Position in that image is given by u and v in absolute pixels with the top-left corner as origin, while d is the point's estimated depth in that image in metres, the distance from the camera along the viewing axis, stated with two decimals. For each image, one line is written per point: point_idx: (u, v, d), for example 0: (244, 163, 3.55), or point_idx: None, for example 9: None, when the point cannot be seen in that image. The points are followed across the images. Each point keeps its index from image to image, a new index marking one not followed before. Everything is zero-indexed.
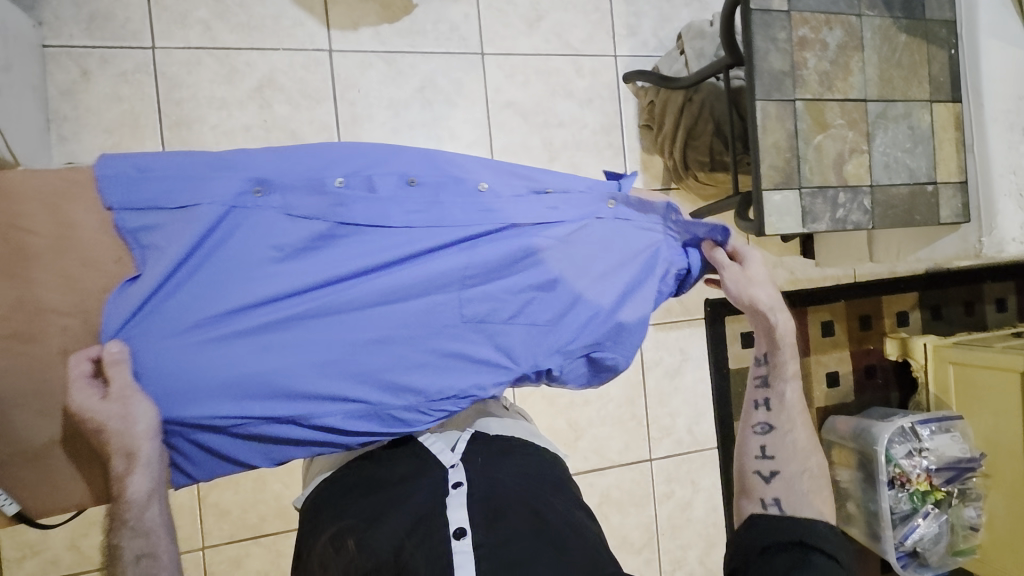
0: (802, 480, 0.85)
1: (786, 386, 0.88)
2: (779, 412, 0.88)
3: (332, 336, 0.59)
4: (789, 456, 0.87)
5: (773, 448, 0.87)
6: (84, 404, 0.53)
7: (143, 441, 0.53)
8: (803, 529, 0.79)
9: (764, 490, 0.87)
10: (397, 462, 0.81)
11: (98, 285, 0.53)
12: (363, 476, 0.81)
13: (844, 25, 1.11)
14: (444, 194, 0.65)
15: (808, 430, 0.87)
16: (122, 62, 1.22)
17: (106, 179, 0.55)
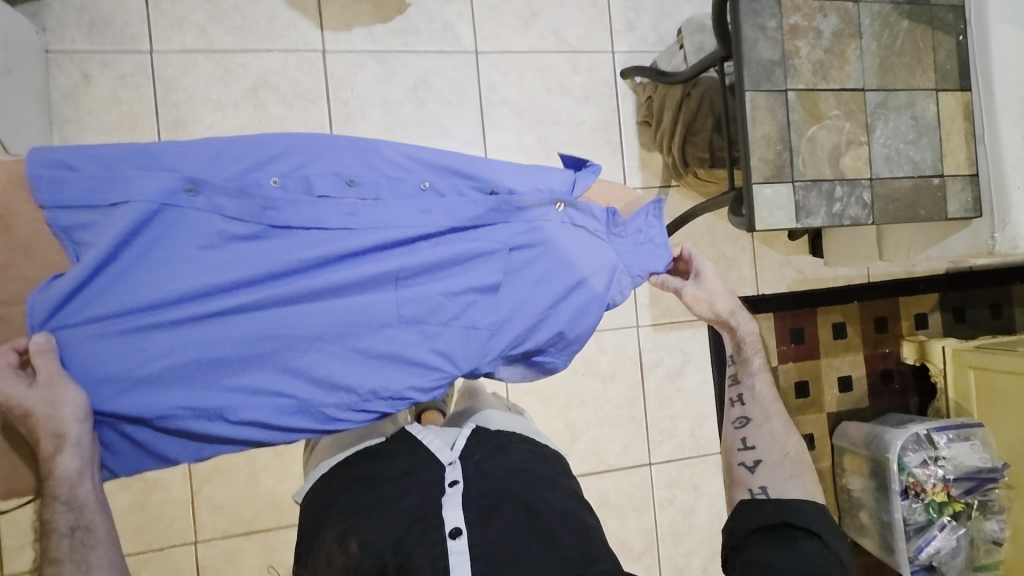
0: (783, 467, 0.87)
1: (754, 379, 0.94)
2: (753, 404, 0.93)
3: (264, 333, 0.62)
4: (769, 445, 0.89)
5: (753, 438, 0.90)
6: (12, 390, 0.58)
7: (70, 424, 0.58)
8: (790, 509, 0.80)
9: (750, 480, 0.88)
10: (393, 461, 0.76)
11: (35, 272, 0.58)
12: (359, 475, 0.76)
13: (840, 12, 1.07)
14: (382, 194, 0.66)
15: (783, 421, 0.91)
16: (121, 65, 1.26)
17: (37, 177, 0.57)
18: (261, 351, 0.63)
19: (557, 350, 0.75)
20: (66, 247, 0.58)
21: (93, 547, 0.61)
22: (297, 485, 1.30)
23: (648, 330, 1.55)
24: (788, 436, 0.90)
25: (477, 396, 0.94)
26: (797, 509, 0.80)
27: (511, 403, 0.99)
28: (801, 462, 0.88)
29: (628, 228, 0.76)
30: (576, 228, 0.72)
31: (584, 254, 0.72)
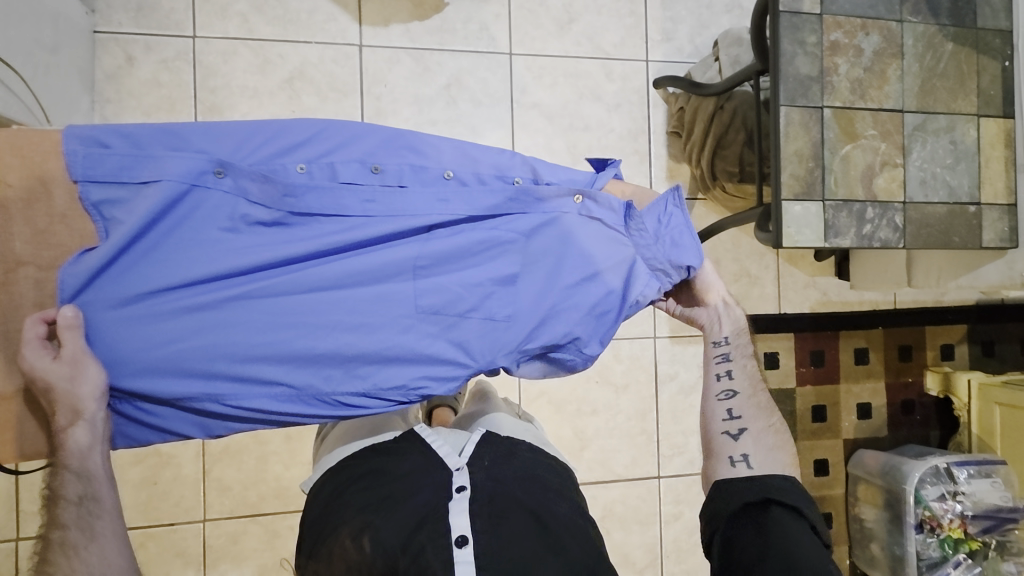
0: (766, 437, 0.84)
1: (743, 356, 0.88)
2: (740, 377, 0.87)
3: (282, 316, 0.63)
4: (755, 415, 0.86)
5: (741, 408, 0.86)
6: (36, 360, 0.58)
7: (88, 401, 0.59)
8: (768, 485, 0.78)
9: (733, 448, 0.84)
10: (402, 458, 0.74)
11: (70, 242, 0.58)
12: (367, 468, 0.74)
13: (883, 31, 1.05)
14: (406, 182, 0.66)
15: (765, 393, 0.88)
16: (163, 49, 1.29)
17: (72, 153, 0.58)
18: (279, 334, 0.63)
19: (575, 348, 0.72)
20: (95, 221, 0.59)
21: (97, 517, 0.61)
22: (304, 472, 1.31)
23: (664, 342, 1.53)
24: (769, 411, 0.87)
25: (487, 397, 0.93)
26: (774, 485, 0.78)
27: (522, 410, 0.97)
28: (780, 435, 0.86)
29: (647, 219, 0.72)
30: (592, 221, 0.71)
31: (598, 249, 0.71)
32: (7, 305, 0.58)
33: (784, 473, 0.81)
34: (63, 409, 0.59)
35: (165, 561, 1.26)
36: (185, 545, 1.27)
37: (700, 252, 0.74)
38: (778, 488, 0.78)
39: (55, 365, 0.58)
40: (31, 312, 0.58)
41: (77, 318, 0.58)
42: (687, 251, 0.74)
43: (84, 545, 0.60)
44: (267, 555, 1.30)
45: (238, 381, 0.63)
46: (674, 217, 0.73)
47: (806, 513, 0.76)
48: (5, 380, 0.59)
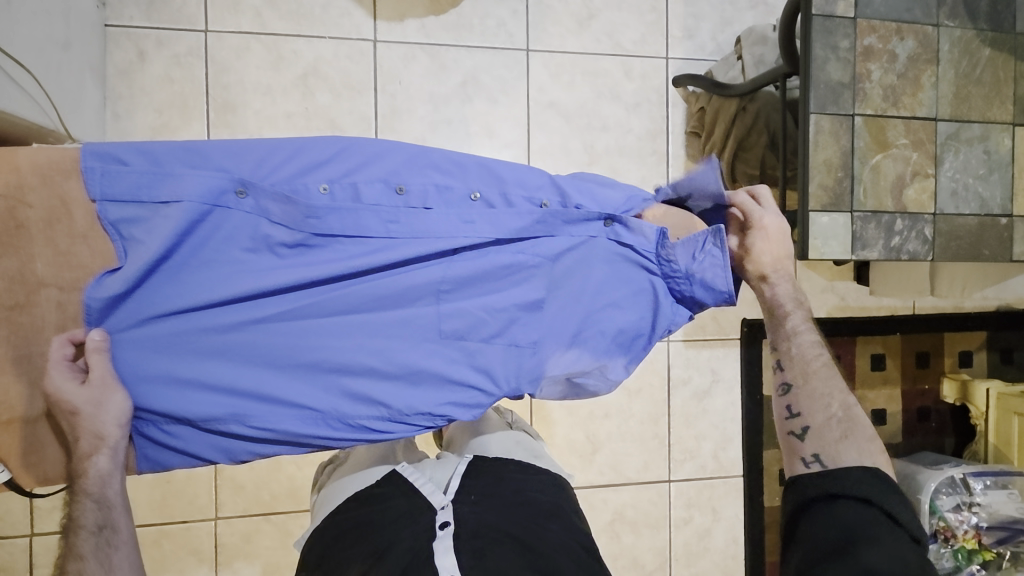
0: (836, 426, 0.72)
1: (798, 335, 0.76)
2: (795, 365, 0.76)
3: (304, 339, 0.62)
4: (813, 405, 0.74)
5: (799, 403, 0.75)
6: (60, 383, 0.57)
7: (111, 428, 0.58)
8: (834, 477, 0.68)
9: (802, 448, 0.73)
10: (387, 506, 0.72)
11: (90, 264, 0.57)
12: (352, 524, 0.71)
13: (918, 35, 1.02)
14: (431, 203, 0.64)
15: (827, 374, 0.75)
16: (175, 44, 1.27)
17: (91, 171, 0.56)
18: (304, 356, 0.62)
19: (598, 374, 0.72)
20: (114, 241, 0.57)
21: (116, 548, 0.61)
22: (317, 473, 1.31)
23: (679, 346, 1.52)
24: (836, 388, 0.75)
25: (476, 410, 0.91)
26: (841, 477, 0.68)
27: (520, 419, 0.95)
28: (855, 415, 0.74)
29: (679, 251, 0.68)
30: (621, 247, 0.69)
31: (625, 276, 0.69)
32: (29, 327, 0.56)
33: (863, 461, 0.69)
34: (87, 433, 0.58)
35: (179, 558, 1.26)
36: (197, 545, 1.27)
37: (731, 281, 0.67)
38: (849, 480, 0.67)
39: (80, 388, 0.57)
40: (54, 334, 0.57)
41: (102, 339, 0.57)
42: (717, 289, 0.68)
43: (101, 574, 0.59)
44: (279, 554, 1.30)
45: (259, 404, 0.62)
46: (709, 253, 0.68)
47: (880, 503, 0.65)
48: (23, 406, 0.58)
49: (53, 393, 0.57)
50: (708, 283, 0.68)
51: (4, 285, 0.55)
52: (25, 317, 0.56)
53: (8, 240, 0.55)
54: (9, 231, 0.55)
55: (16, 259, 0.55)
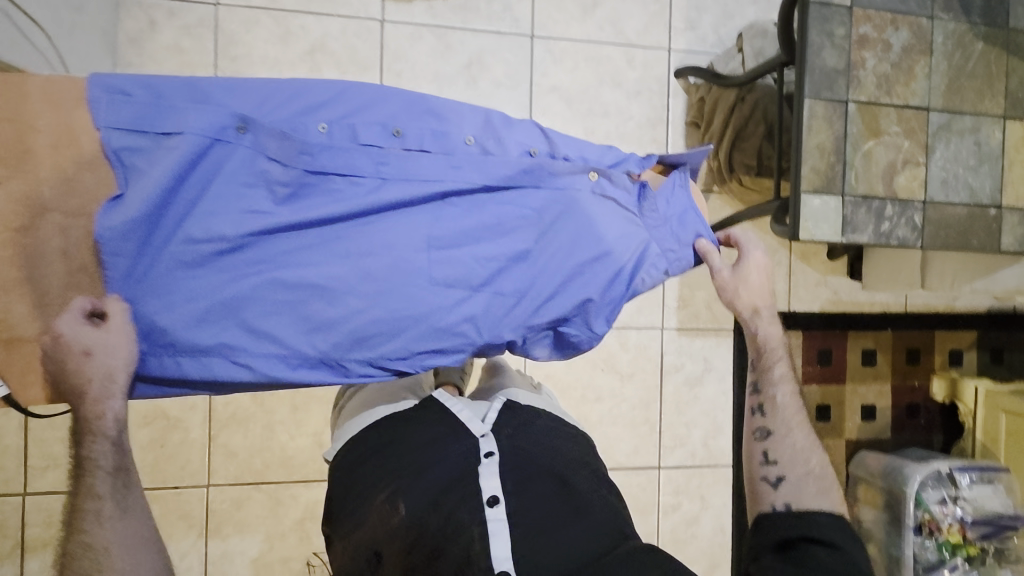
0: (810, 481, 0.82)
1: (776, 389, 0.87)
2: (774, 417, 0.86)
3: (298, 280, 0.63)
4: (792, 460, 0.84)
5: (777, 452, 0.84)
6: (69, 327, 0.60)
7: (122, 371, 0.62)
8: (810, 522, 0.77)
9: (774, 495, 0.82)
10: (418, 427, 0.74)
11: (93, 190, 0.59)
12: (385, 439, 0.74)
13: (913, 26, 1.04)
14: (426, 146, 0.67)
15: (805, 433, 0.85)
16: (186, 15, 1.29)
17: (98, 99, 0.59)
18: (297, 298, 0.63)
19: (581, 323, 0.73)
20: (115, 169, 0.59)
21: (129, 491, 0.66)
22: (310, 443, 1.33)
23: (672, 333, 1.53)
24: (811, 445, 0.85)
25: (502, 369, 0.93)
26: (816, 522, 0.77)
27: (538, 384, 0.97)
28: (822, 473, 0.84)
29: (658, 201, 0.76)
30: (607, 199, 0.72)
31: (609, 225, 0.71)
32: (32, 249, 0.58)
33: (830, 511, 0.79)
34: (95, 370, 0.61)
35: (168, 521, 1.27)
36: (188, 509, 1.28)
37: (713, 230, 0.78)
38: (821, 525, 0.77)
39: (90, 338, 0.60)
40: (60, 259, 0.59)
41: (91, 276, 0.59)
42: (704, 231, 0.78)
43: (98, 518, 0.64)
44: (269, 523, 1.31)
45: (250, 342, 0.63)
46: (679, 194, 0.77)
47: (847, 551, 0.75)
48: (24, 322, 0.59)
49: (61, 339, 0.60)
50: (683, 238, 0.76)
51: (10, 208, 0.57)
52: (30, 240, 0.58)
53: (16, 164, 0.57)
54: (17, 156, 0.57)
55: (22, 184, 0.58)
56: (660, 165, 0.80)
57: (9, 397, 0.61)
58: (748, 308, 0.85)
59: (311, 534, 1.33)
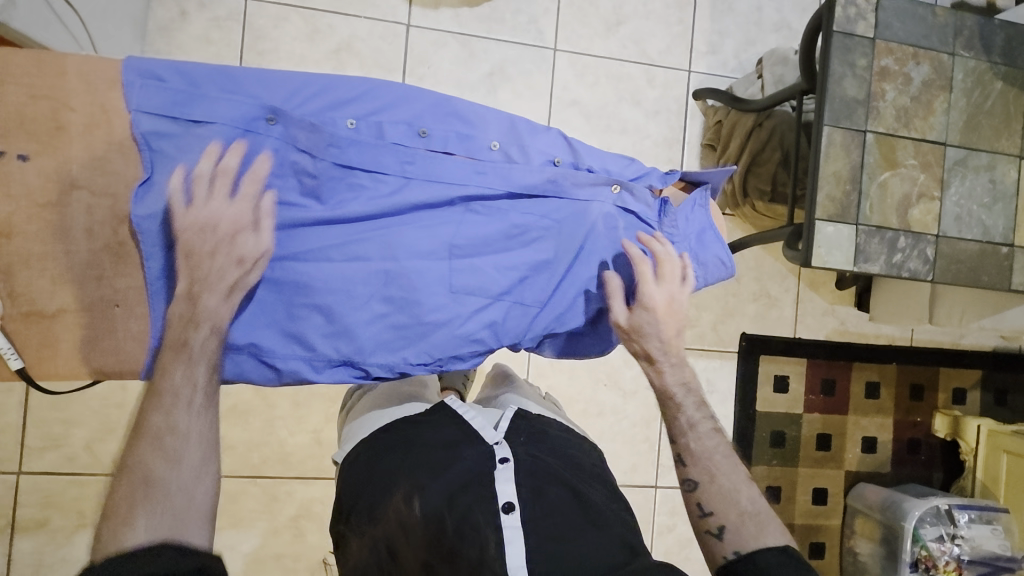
0: (751, 522, 0.72)
1: (688, 435, 0.77)
2: (694, 462, 0.76)
3: (323, 279, 0.64)
4: (726, 504, 0.73)
5: (710, 500, 0.74)
6: (241, 211, 0.61)
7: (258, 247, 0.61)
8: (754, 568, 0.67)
9: (721, 547, 0.72)
10: (434, 428, 0.74)
11: (123, 171, 0.60)
12: (399, 437, 0.74)
13: (934, 62, 1.06)
14: (450, 149, 0.68)
15: (730, 470, 0.75)
16: (217, 8, 1.32)
17: (133, 83, 0.60)
18: (317, 296, 0.64)
19: (597, 331, 0.80)
20: (141, 150, 0.60)
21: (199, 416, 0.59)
22: (308, 439, 1.32)
23: None
24: (745, 481, 0.75)
25: (513, 382, 0.98)
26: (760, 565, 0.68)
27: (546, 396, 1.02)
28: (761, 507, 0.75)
29: (679, 217, 0.79)
30: (627, 214, 0.76)
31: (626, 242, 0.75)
32: (57, 225, 0.59)
33: (781, 547, 0.70)
34: (243, 271, 0.60)
35: None
36: None
37: (728, 249, 0.80)
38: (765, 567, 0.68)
39: (258, 235, 0.61)
40: (85, 239, 0.60)
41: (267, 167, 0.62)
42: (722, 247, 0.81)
43: (174, 435, 0.58)
44: (262, 518, 1.31)
45: (274, 336, 0.65)
46: (699, 214, 0.80)
47: None
48: (43, 298, 0.60)
49: (228, 222, 0.60)
50: (707, 254, 0.80)
51: (39, 183, 0.58)
52: (56, 216, 0.59)
53: (48, 140, 0.58)
54: (50, 133, 0.58)
55: (53, 160, 0.58)
56: (683, 181, 0.84)
57: (23, 370, 0.62)
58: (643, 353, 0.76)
59: (304, 532, 1.32)
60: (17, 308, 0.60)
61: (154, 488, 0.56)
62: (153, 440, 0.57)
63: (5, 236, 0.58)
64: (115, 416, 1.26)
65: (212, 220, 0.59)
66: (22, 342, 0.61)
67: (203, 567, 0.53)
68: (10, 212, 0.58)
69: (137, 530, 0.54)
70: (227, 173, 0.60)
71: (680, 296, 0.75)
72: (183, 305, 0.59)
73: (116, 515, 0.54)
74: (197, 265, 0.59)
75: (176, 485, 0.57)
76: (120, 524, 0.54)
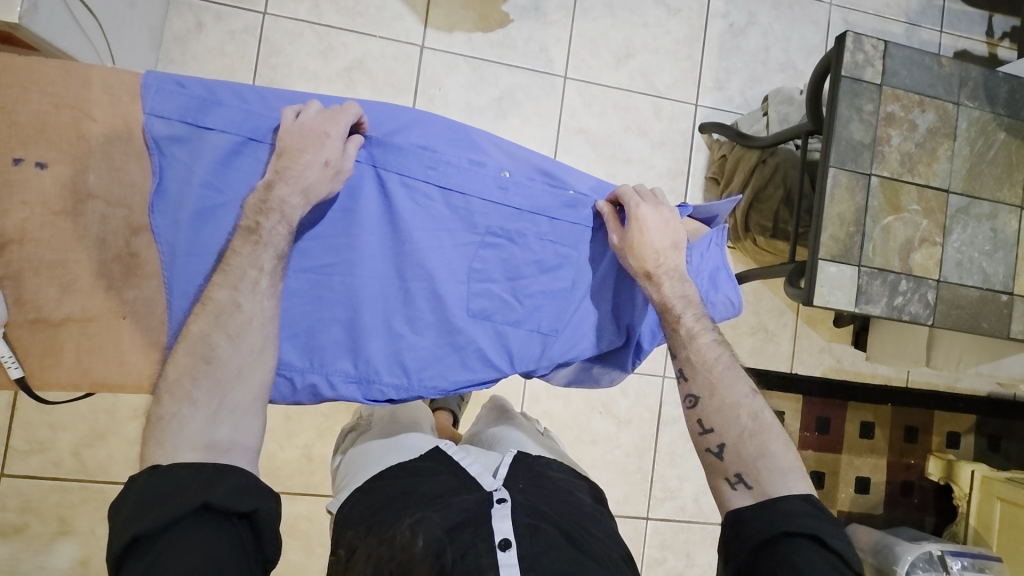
0: (754, 441, 0.68)
1: (693, 351, 0.72)
2: (698, 378, 0.72)
3: (343, 299, 0.66)
4: (728, 421, 0.70)
5: (711, 417, 0.70)
6: (336, 123, 0.62)
7: (338, 159, 0.62)
8: (778, 513, 0.63)
9: (724, 467, 0.69)
10: (433, 478, 0.74)
11: (141, 183, 0.60)
12: (398, 490, 0.73)
13: (939, 110, 1.08)
14: (462, 171, 0.68)
15: (738, 386, 0.71)
16: (233, 21, 1.33)
17: (148, 84, 0.60)
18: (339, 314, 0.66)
19: (609, 365, 0.81)
20: (151, 153, 0.60)
21: (246, 326, 0.59)
22: (297, 455, 1.30)
23: (672, 383, 1.52)
24: (746, 395, 0.71)
25: (509, 416, 0.99)
26: (781, 511, 0.63)
27: (542, 430, 1.03)
28: (765, 423, 0.71)
29: (695, 252, 0.79)
30: None
31: None
32: (70, 233, 0.59)
33: (794, 485, 0.66)
34: (326, 175, 0.61)
35: None
36: None
37: (738, 289, 0.81)
38: (788, 512, 0.63)
39: (343, 148, 0.63)
40: (96, 248, 0.60)
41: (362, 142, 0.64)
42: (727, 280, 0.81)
43: (237, 314, 0.59)
44: None
45: (289, 355, 0.65)
46: (714, 251, 0.81)
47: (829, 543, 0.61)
48: (49, 306, 0.60)
49: (321, 130, 0.61)
50: (719, 289, 0.81)
51: (54, 191, 0.58)
52: (69, 226, 0.59)
53: (65, 147, 0.58)
54: (68, 140, 0.58)
55: (71, 169, 0.58)
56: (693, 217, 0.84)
57: (24, 378, 0.61)
58: (641, 272, 0.71)
59: (284, 552, 1.29)
60: (23, 314, 0.60)
61: (215, 365, 0.57)
62: (216, 317, 0.58)
63: (17, 242, 0.58)
64: (102, 421, 1.24)
65: (307, 124, 0.61)
66: (25, 349, 0.61)
67: (254, 514, 0.51)
68: (24, 219, 0.58)
69: (195, 412, 0.55)
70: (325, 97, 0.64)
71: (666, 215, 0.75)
72: (260, 193, 0.60)
73: (178, 389, 0.56)
74: (285, 159, 0.60)
75: (234, 365, 0.58)
76: (183, 399, 0.55)
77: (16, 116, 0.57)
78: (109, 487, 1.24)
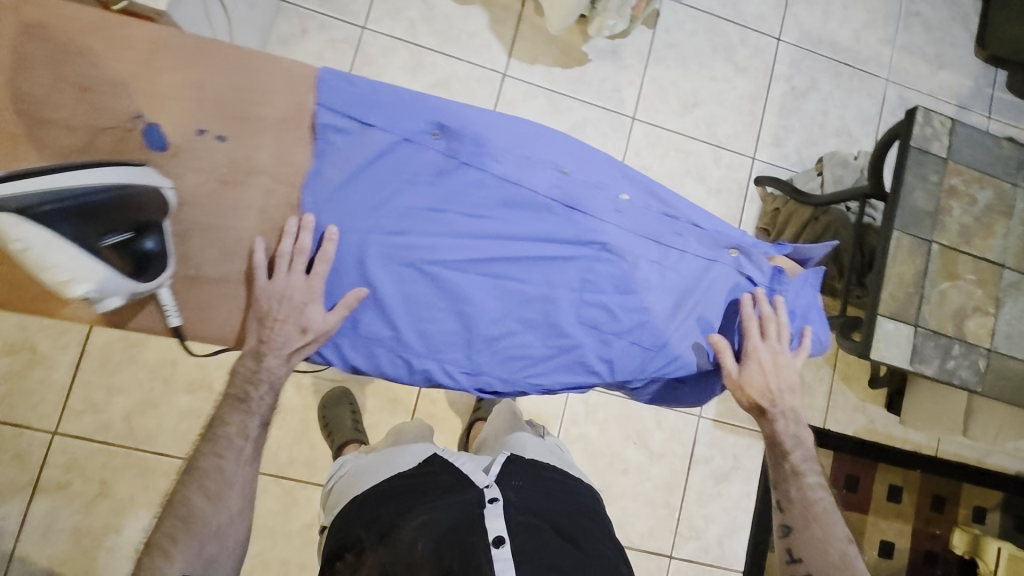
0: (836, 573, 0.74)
1: (793, 485, 0.81)
2: (793, 511, 0.80)
3: (469, 294, 0.72)
4: (815, 552, 0.76)
5: (800, 548, 0.77)
6: (310, 290, 0.67)
7: (316, 324, 0.68)
8: None
9: None
10: (430, 478, 0.79)
11: (300, 165, 0.67)
12: (396, 488, 0.78)
13: (997, 188, 1.14)
14: (587, 190, 0.74)
15: (830, 523, 0.78)
16: (334, 31, 1.43)
17: (320, 78, 0.67)
18: (464, 306, 0.72)
19: (699, 388, 0.86)
20: (317, 140, 0.66)
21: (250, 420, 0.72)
22: None
23: (707, 423, 1.54)
24: (843, 540, 0.77)
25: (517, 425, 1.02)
26: None
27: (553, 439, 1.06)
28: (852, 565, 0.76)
29: (793, 288, 0.84)
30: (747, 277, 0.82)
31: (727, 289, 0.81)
32: (233, 201, 0.66)
33: None
34: (305, 340, 0.69)
35: None
36: None
37: (829, 330, 0.87)
38: None
39: (325, 312, 0.68)
40: (257, 219, 0.67)
41: (356, 298, 0.68)
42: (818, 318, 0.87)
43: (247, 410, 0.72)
44: (279, 519, 1.29)
45: (416, 337, 0.72)
46: (812, 291, 0.86)
47: None
48: (214, 265, 0.67)
49: (299, 299, 0.67)
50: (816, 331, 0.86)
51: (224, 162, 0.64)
52: (231, 196, 0.66)
53: (244, 124, 0.65)
54: (248, 118, 0.65)
55: (243, 145, 0.65)
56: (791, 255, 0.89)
57: (180, 329, 0.68)
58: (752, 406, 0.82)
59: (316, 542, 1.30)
60: (185, 270, 0.66)
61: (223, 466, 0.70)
62: (215, 449, 0.71)
63: (184, 204, 0.64)
64: (158, 391, 1.28)
65: (286, 293, 0.67)
66: (187, 302, 0.68)
67: None
68: (197, 184, 0.64)
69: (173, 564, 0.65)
70: (303, 253, 0.67)
71: (783, 354, 0.81)
72: (253, 359, 0.70)
73: (200, 477, 0.70)
74: (267, 327, 0.68)
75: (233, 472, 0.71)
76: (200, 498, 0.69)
77: (205, 93, 0.64)
78: (156, 456, 1.27)
